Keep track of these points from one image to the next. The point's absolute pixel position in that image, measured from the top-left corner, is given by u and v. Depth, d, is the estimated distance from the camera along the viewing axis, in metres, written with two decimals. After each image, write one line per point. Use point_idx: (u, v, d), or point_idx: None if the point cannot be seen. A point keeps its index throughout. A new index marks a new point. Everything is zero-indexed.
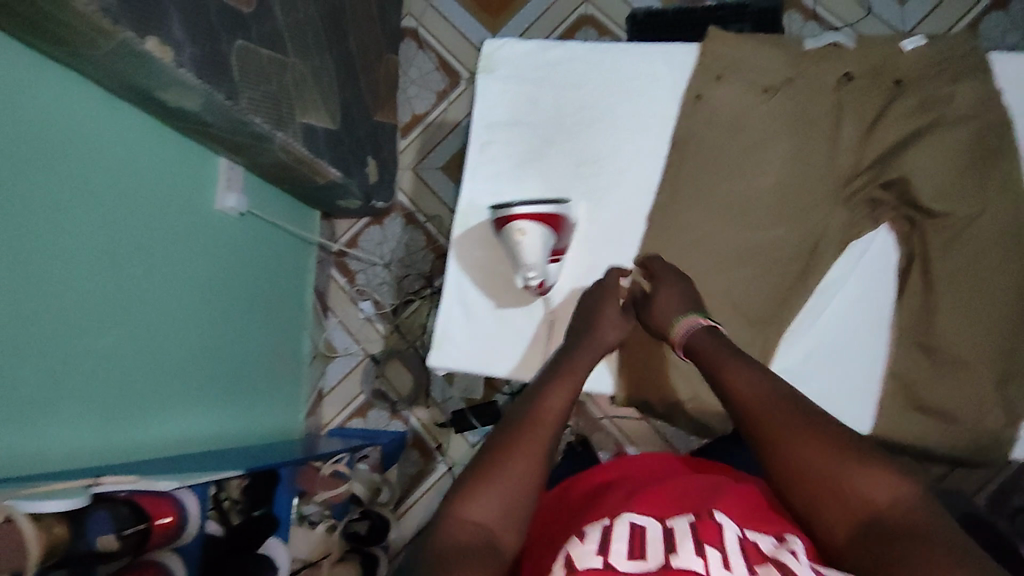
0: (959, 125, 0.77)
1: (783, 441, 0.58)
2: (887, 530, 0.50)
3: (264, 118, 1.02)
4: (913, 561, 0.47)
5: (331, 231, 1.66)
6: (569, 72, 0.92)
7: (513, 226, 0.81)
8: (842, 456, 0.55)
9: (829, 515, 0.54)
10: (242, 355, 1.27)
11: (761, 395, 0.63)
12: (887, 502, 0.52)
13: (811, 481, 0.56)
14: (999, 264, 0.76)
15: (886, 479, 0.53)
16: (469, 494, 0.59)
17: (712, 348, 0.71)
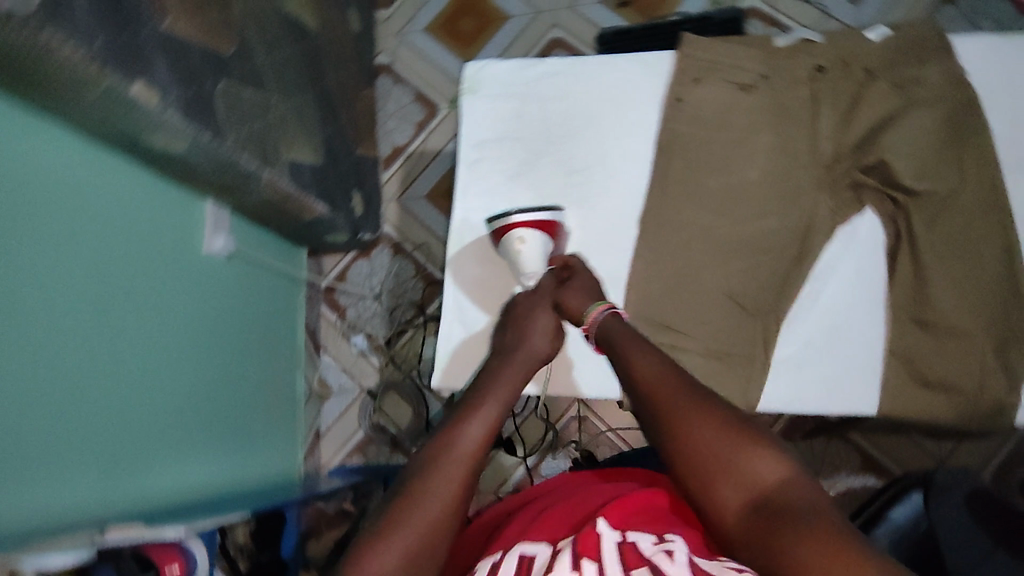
0: (929, 106, 0.81)
1: (679, 428, 0.57)
2: (774, 511, 0.50)
3: (252, 155, 1.03)
4: (784, 542, 0.48)
5: (319, 268, 1.66)
6: (553, 86, 0.95)
7: (513, 234, 0.83)
8: (731, 438, 0.55)
9: (720, 500, 0.54)
10: (238, 398, 1.24)
11: (660, 380, 0.62)
12: (774, 483, 0.52)
13: (697, 466, 0.55)
14: (985, 234, 0.78)
15: (763, 458, 0.53)
16: (361, 557, 0.53)
17: (616, 339, 0.70)
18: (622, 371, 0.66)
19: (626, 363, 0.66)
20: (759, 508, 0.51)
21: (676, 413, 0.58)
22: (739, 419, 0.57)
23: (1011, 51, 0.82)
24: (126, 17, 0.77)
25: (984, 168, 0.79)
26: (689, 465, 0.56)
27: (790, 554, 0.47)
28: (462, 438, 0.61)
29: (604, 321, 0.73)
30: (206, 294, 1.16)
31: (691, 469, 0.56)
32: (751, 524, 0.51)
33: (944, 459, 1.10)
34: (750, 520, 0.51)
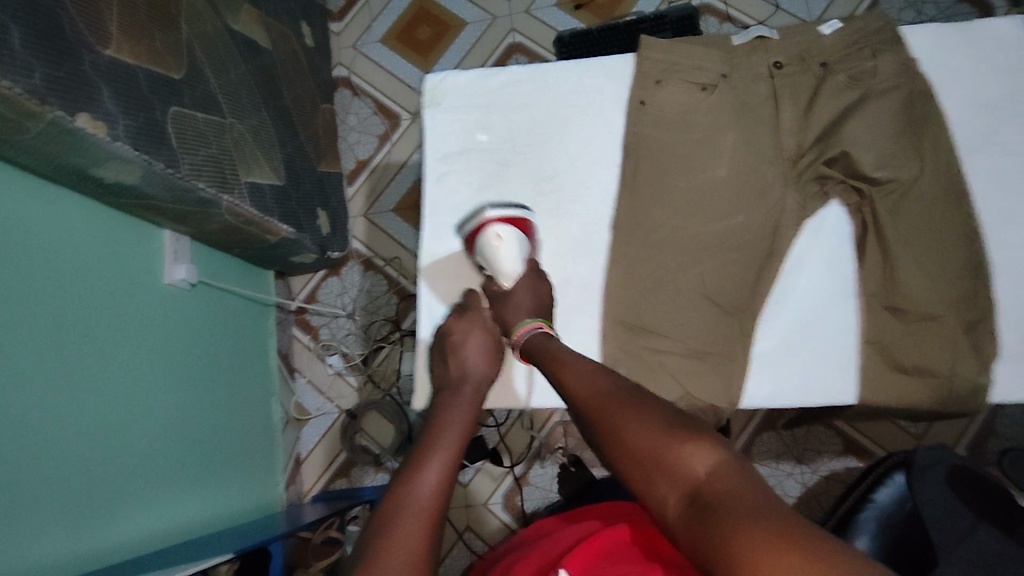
0: (885, 96, 0.82)
1: (618, 432, 0.56)
2: (708, 502, 0.47)
3: (209, 182, 0.99)
4: (720, 529, 0.45)
5: (287, 290, 1.62)
6: (517, 95, 0.95)
7: (491, 231, 0.81)
8: (663, 436, 0.53)
9: (662, 499, 0.51)
10: (212, 429, 1.21)
11: (597, 390, 0.62)
12: (709, 474, 0.49)
13: (640, 463, 0.54)
14: (945, 219, 0.79)
15: (699, 450, 0.51)
16: None
17: (555, 356, 0.71)
18: (563, 386, 0.66)
19: (565, 381, 0.66)
20: (695, 501, 0.49)
21: (613, 418, 0.58)
22: (676, 418, 0.55)
23: (960, 37, 0.84)
24: (66, 48, 0.74)
25: (942, 154, 0.80)
26: (630, 471, 0.54)
27: (722, 545, 0.44)
28: (423, 481, 0.58)
29: (537, 340, 0.75)
30: (167, 327, 1.11)
31: (632, 474, 0.54)
32: (688, 521, 0.48)
33: (921, 438, 1.13)
34: (688, 516, 0.48)
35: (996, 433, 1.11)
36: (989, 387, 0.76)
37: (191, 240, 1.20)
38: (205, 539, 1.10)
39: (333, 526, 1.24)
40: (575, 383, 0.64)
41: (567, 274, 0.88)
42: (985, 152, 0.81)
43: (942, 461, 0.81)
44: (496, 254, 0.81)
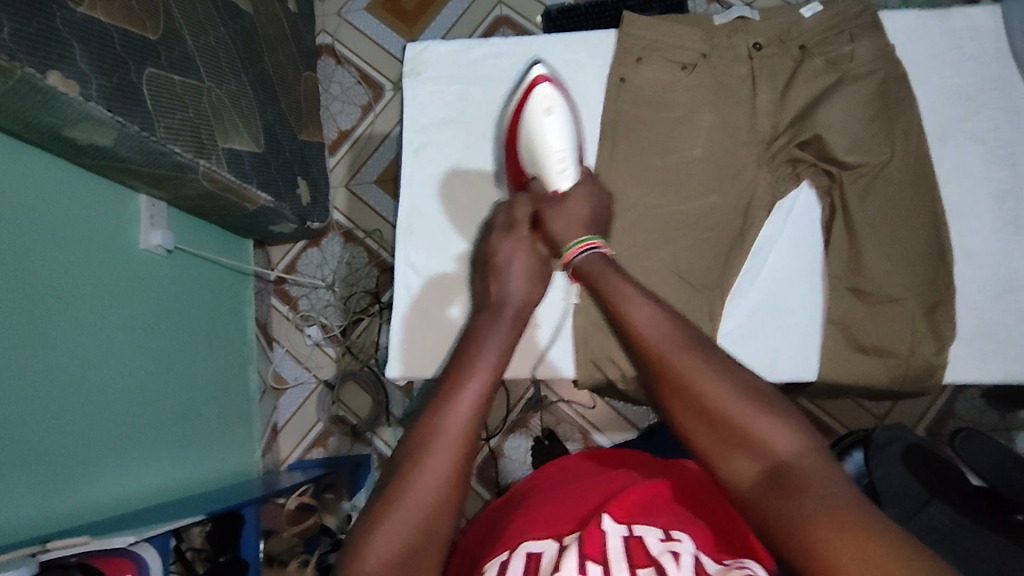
0: (860, 81, 0.83)
1: (693, 386, 0.58)
2: (783, 478, 0.51)
3: (185, 147, 0.98)
4: (802, 511, 0.48)
5: (267, 259, 1.62)
6: (497, 68, 0.94)
7: (543, 105, 0.85)
8: (742, 404, 0.56)
9: (736, 467, 0.54)
10: (187, 396, 1.21)
11: (666, 337, 0.61)
12: (785, 452, 0.53)
13: (717, 427, 0.56)
14: (911, 206, 0.80)
15: (782, 430, 0.54)
16: (371, 527, 0.52)
17: (606, 285, 0.69)
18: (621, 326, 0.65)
19: (624, 319, 0.65)
20: (770, 474, 0.52)
21: (687, 370, 0.58)
22: (750, 384, 0.57)
23: (938, 23, 0.84)
24: (36, 2, 0.72)
25: (912, 141, 0.81)
26: (700, 430, 0.57)
27: (800, 523, 0.48)
28: (455, 414, 0.58)
29: (593, 261, 0.72)
30: (142, 292, 1.10)
31: (703, 432, 0.57)
32: (761, 492, 0.52)
33: (883, 418, 1.16)
34: (766, 490, 0.52)
35: (955, 415, 1.15)
36: (945, 369, 0.78)
37: (168, 205, 1.19)
38: (178, 503, 1.12)
39: (307, 493, 1.24)
40: (640, 325, 0.63)
41: None
42: (954, 140, 0.82)
43: (899, 441, 0.81)
44: (546, 122, 0.84)
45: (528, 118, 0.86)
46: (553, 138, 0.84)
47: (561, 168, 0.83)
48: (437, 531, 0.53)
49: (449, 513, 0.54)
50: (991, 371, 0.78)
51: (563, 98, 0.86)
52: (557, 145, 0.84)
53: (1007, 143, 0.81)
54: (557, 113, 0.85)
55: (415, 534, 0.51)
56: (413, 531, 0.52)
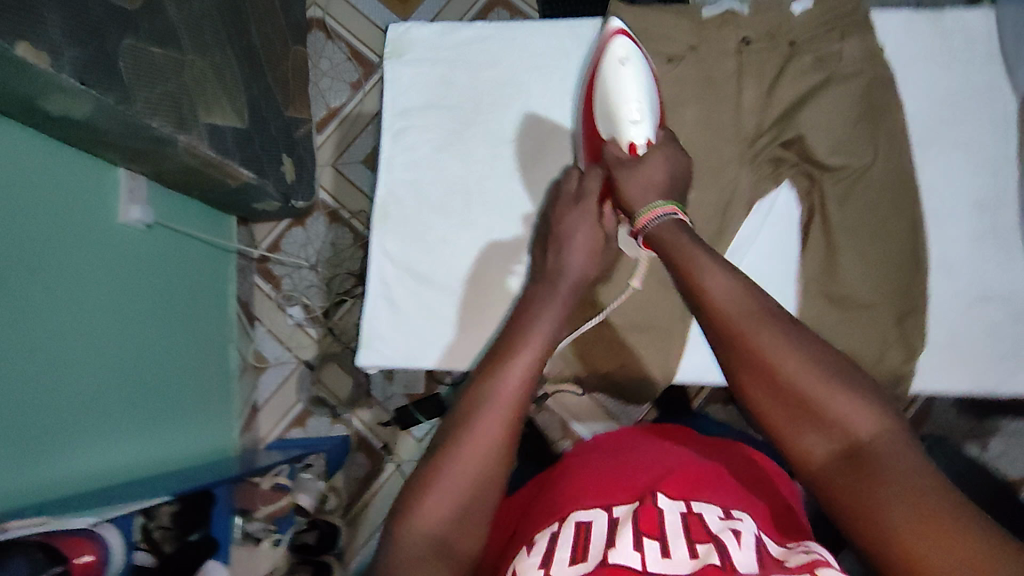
0: (849, 81, 0.81)
1: (763, 360, 0.53)
2: (861, 464, 0.47)
3: (165, 120, 0.97)
4: (877, 499, 0.45)
5: (250, 237, 1.60)
6: (483, 52, 0.92)
7: (618, 57, 0.81)
8: (824, 380, 0.51)
9: (806, 444, 0.51)
10: (165, 372, 1.21)
11: (738, 303, 0.56)
12: (868, 436, 0.49)
13: (789, 401, 0.52)
14: (888, 212, 0.80)
15: (865, 409, 0.49)
16: (421, 492, 0.55)
17: (675, 255, 0.62)
18: (689, 290, 0.59)
19: (696, 283, 0.58)
20: (847, 458, 0.48)
21: (758, 341, 0.53)
22: (833, 356, 0.52)
23: (929, 27, 0.83)
24: None
25: (895, 146, 0.80)
26: (771, 407, 0.52)
27: (878, 516, 0.45)
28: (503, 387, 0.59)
29: (667, 227, 0.66)
30: (119, 267, 1.09)
31: (775, 409, 0.52)
32: (834, 474, 0.49)
33: None
34: (840, 471, 0.48)
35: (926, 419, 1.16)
36: (913, 377, 0.78)
37: (148, 179, 1.17)
38: (150, 480, 1.11)
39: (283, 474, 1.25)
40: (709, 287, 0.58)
41: (516, 242, 0.88)
42: (938, 146, 0.81)
43: None
44: (622, 76, 0.80)
45: (603, 72, 0.82)
46: (626, 92, 0.79)
47: (637, 122, 0.78)
48: (484, 497, 0.55)
49: (497, 481, 0.57)
50: (960, 379, 0.78)
51: (642, 53, 0.82)
52: (634, 99, 0.79)
53: (989, 152, 0.80)
54: (633, 65, 0.81)
55: (461, 498, 0.54)
56: (463, 495, 0.55)
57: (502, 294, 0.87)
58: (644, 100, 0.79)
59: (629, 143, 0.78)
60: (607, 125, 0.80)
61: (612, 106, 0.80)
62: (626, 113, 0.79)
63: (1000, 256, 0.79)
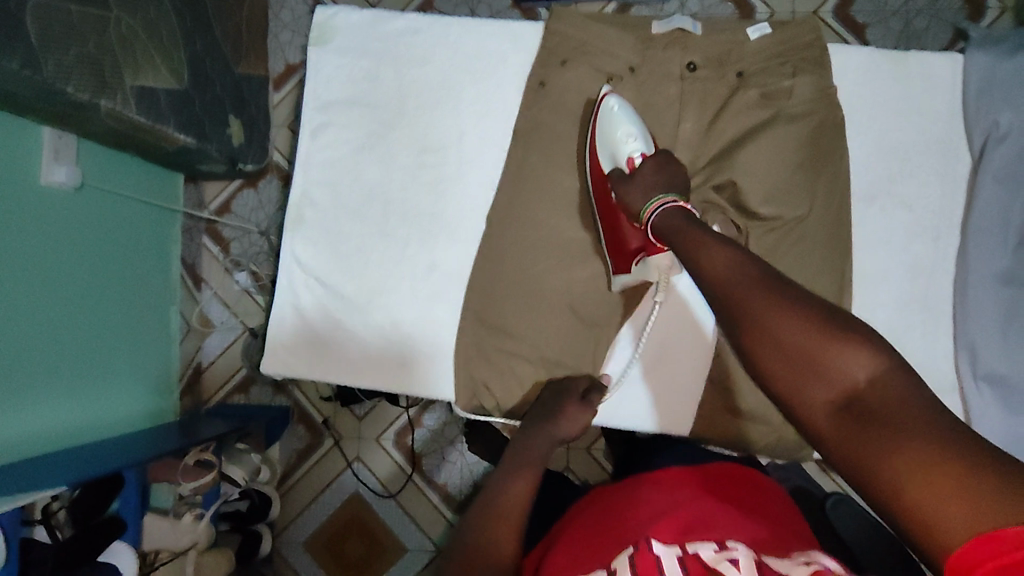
0: (794, 124, 0.76)
1: (762, 331, 0.51)
2: (863, 415, 0.44)
3: (79, 83, 0.82)
4: (877, 451, 0.42)
5: (199, 197, 1.40)
6: (412, 48, 0.85)
7: (605, 103, 0.77)
8: (817, 330, 0.49)
9: (809, 403, 0.48)
10: (95, 328, 1.10)
11: (739, 276, 0.56)
12: (867, 384, 0.45)
13: (786, 361, 0.50)
14: (819, 267, 0.75)
15: (863, 354, 0.46)
16: None
17: (681, 238, 0.63)
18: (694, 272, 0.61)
19: (693, 260, 0.60)
20: (849, 409, 0.45)
21: (759, 311, 0.52)
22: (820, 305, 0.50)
23: (892, 67, 0.78)
24: None
25: (833, 198, 0.76)
26: (779, 369, 0.50)
27: (881, 471, 0.41)
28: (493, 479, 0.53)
29: (670, 217, 0.66)
30: (46, 228, 0.98)
31: (774, 371, 0.50)
32: (839, 430, 0.45)
33: None
34: (843, 426, 0.45)
35: None
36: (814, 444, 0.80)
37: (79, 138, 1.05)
38: (70, 450, 1.00)
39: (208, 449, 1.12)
40: (711, 270, 0.58)
41: (434, 260, 0.83)
42: (880, 203, 0.78)
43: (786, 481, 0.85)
44: (610, 120, 0.76)
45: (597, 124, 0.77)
46: (617, 120, 0.75)
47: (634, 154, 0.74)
48: None
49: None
50: None
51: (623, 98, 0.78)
52: (625, 126, 0.75)
53: (930, 215, 0.77)
54: (620, 105, 0.76)
55: None
56: None
57: (414, 314, 0.83)
58: (636, 132, 0.75)
59: (629, 165, 0.74)
60: (607, 160, 0.76)
61: (608, 151, 0.76)
62: (622, 154, 0.74)
63: (926, 327, 0.76)
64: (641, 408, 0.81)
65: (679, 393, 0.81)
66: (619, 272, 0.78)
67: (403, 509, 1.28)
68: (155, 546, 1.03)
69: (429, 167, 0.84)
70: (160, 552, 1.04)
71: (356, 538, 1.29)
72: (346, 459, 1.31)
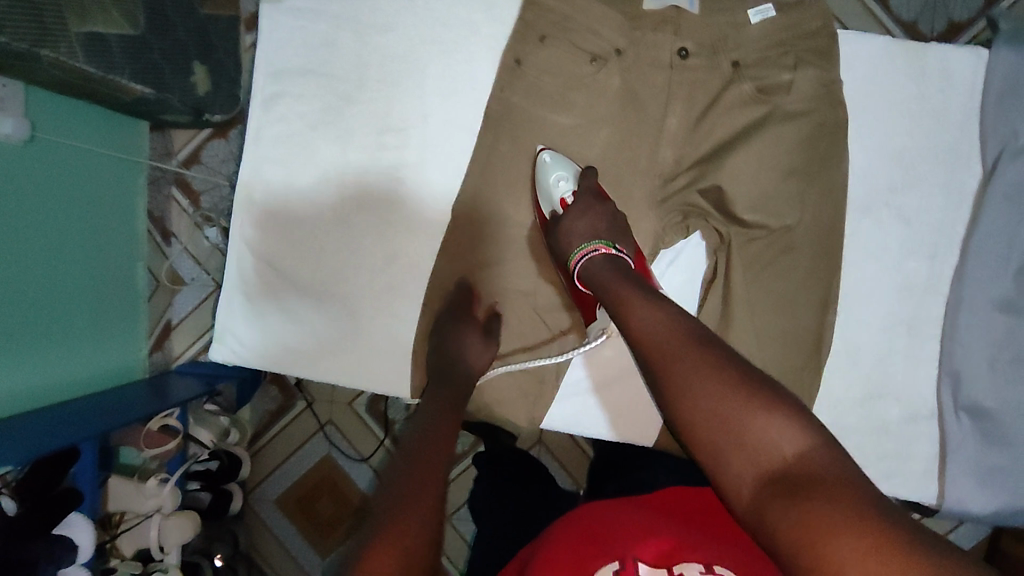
0: (790, 124, 0.69)
1: (684, 401, 0.47)
2: (791, 488, 0.40)
3: (14, 33, 0.69)
4: (810, 526, 0.37)
5: (166, 145, 1.18)
6: (374, 12, 0.76)
7: (539, 157, 0.73)
8: (741, 399, 0.45)
9: (732, 476, 0.43)
10: (45, 285, 0.89)
11: (667, 334, 0.52)
12: (793, 458, 0.42)
13: (709, 428, 0.45)
14: (805, 281, 0.70)
15: (788, 425, 0.43)
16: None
17: (617, 291, 0.59)
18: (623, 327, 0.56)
19: (628, 311, 0.56)
20: (774, 484, 0.41)
21: (679, 379, 0.48)
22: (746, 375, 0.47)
23: (905, 61, 0.72)
24: None
25: (825, 206, 0.70)
26: (701, 437, 0.45)
27: (815, 553, 0.36)
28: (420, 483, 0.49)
29: (596, 266, 0.64)
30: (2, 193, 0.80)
31: (698, 439, 0.46)
32: (765, 502, 0.40)
33: None
34: (771, 499, 0.40)
35: None
36: None
37: (27, 84, 0.84)
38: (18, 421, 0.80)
39: (174, 415, 1.00)
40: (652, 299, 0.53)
41: (394, 251, 0.77)
42: (875, 214, 0.72)
43: None
44: (541, 175, 0.72)
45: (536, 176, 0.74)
46: (545, 162, 0.72)
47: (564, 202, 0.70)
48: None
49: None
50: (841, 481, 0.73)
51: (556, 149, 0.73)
52: (553, 167, 0.72)
53: (930, 230, 0.72)
54: (550, 158, 0.72)
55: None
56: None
57: (370, 307, 0.78)
58: (562, 182, 0.71)
59: (562, 204, 0.70)
60: (543, 204, 0.72)
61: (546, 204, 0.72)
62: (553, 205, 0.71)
63: (911, 350, 0.72)
64: (604, 415, 0.78)
65: (645, 400, 0.78)
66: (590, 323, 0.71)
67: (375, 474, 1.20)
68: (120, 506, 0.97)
69: (394, 150, 0.76)
70: (126, 514, 0.97)
71: (327, 498, 1.21)
72: (318, 422, 1.21)
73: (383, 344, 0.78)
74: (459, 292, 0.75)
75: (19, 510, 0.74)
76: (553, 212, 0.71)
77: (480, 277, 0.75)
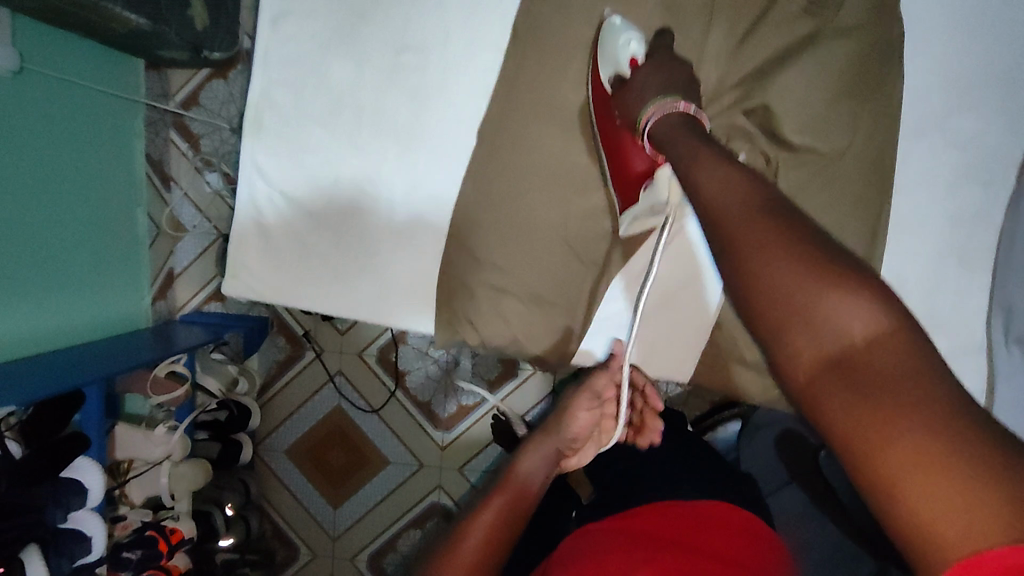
0: (842, 41, 0.65)
1: (751, 281, 0.42)
2: (851, 382, 0.36)
3: None
4: (867, 431, 0.34)
5: (163, 86, 1.12)
6: None
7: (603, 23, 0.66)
8: (811, 274, 0.40)
9: (792, 352, 0.40)
10: (41, 229, 0.84)
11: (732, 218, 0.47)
12: (863, 343, 0.37)
13: (774, 304, 0.41)
14: (855, 210, 0.67)
15: (861, 306, 0.38)
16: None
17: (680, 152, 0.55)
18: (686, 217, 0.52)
19: (692, 189, 0.52)
20: (839, 372, 0.37)
21: (750, 255, 0.43)
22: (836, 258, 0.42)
23: None
24: None
25: (878, 131, 0.66)
26: (763, 314, 0.41)
27: (874, 458, 0.34)
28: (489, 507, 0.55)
29: (671, 124, 0.59)
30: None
31: (766, 322, 0.41)
32: (825, 389, 0.38)
33: None
34: (833, 385, 0.37)
35: None
36: None
37: (12, 12, 0.77)
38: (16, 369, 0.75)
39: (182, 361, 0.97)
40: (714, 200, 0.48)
41: (415, 184, 0.72)
42: (928, 140, 0.68)
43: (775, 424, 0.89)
44: (603, 40, 0.66)
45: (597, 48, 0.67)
46: (613, 26, 0.66)
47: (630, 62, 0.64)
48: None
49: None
50: None
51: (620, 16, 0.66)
52: (622, 29, 0.65)
53: (985, 159, 0.68)
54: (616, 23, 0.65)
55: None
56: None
57: (390, 241, 0.74)
58: (627, 43, 0.64)
59: (632, 65, 0.64)
60: (605, 66, 0.66)
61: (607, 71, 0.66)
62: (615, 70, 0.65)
63: (959, 284, 0.69)
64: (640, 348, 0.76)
65: (678, 340, 0.76)
66: (629, 206, 0.68)
67: (387, 425, 1.16)
68: (128, 453, 0.92)
69: (412, 75, 0.71)
70: (135, 461, 0.93)
71: (338, 449, 1.17)
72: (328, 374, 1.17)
73: (404, 279, 0.74)
74: (486, 221, 0.72)
75: (25, 454, 0.69)
76: (619, 76, 0.65)
77: (507, 206, 0.71)
